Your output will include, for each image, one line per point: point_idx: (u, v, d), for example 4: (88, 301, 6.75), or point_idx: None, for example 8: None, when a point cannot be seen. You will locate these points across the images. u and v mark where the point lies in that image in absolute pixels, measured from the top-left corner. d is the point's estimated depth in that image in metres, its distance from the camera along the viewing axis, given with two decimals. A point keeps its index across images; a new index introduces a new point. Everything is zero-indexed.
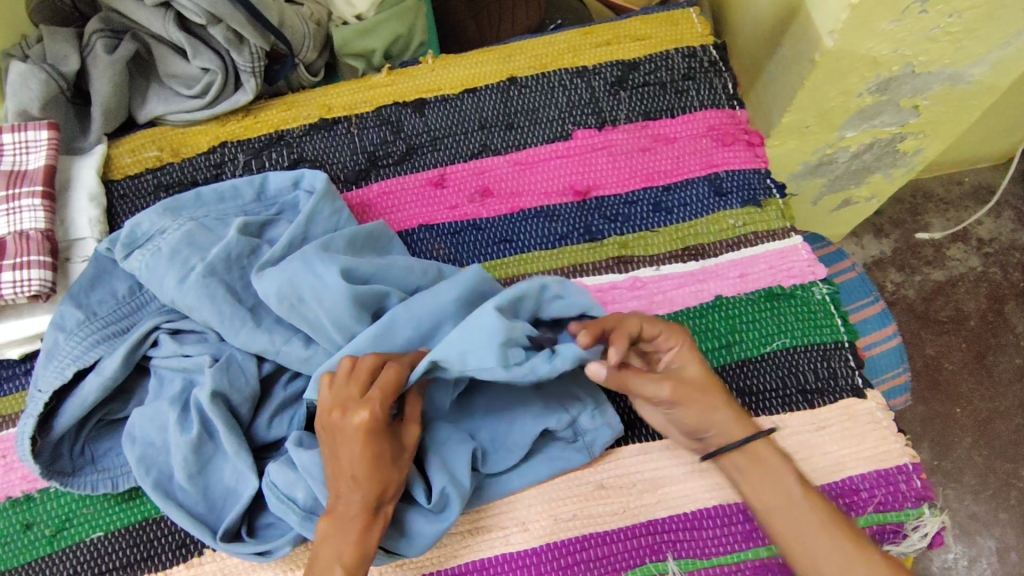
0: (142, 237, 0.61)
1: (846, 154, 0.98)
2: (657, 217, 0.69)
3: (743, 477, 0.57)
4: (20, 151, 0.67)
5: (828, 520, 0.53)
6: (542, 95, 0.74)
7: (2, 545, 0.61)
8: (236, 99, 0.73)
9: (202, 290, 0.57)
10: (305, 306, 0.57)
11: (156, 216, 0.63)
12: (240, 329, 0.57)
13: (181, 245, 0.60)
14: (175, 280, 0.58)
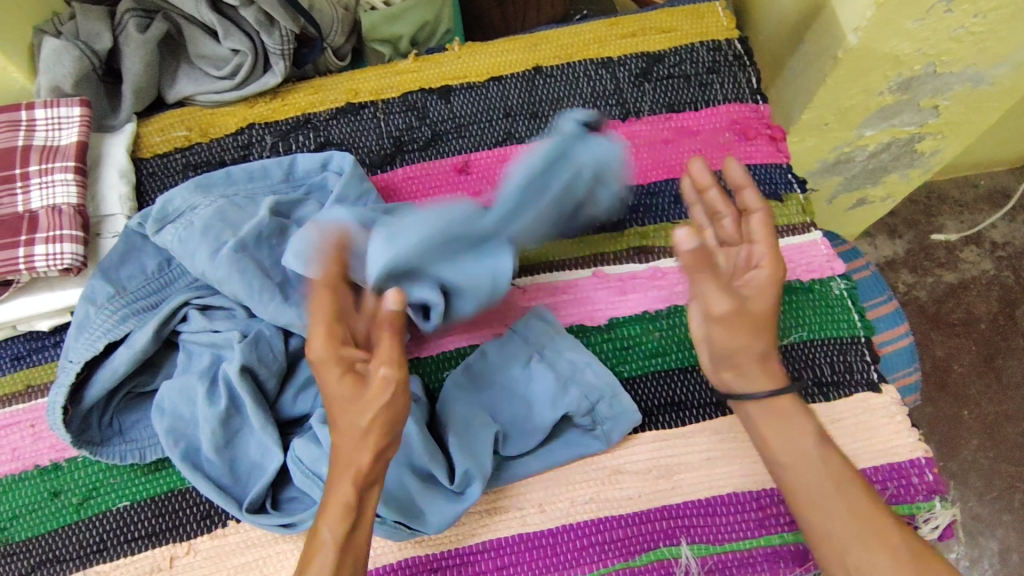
0: (175, 213, 0.64)
1: (864, 153, 0.98)
2: (679, 209, 0.69)
3: (760, 425, 0.58)
4: (52, 127, 0.68)
5: (836, 476, 0.54)
6: (566, 85, 0.74)
7: (31, 511, 0.63)
8: (264, 82, 0.74)
9: (232, 264, 0.58)
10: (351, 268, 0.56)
11: (189, 193, 0.65)
12: (269, 302, 0.59)
13: (213, 221, 0.61)
14: (207, 253, 0.59)
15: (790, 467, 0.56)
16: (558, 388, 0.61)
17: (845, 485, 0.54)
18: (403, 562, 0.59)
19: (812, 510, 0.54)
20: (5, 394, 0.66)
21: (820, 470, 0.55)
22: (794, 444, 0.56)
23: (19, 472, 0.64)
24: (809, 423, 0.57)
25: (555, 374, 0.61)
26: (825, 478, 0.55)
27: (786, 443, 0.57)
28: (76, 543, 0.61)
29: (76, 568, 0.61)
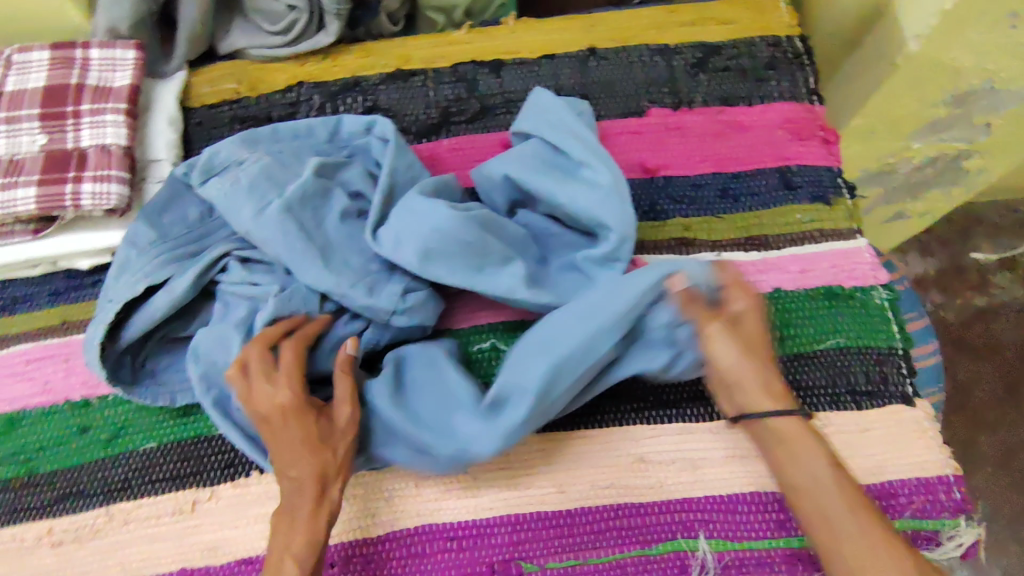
0: (221, 166, 0.64)
1: (908, 166, 0.96)
2: (724, 204, 0.68)
3: (769, 450, 0.54)
4: (106, 68, 0.68)
5: (853, 498, 0.50)
6: (620, 69, 0.73)
7: (57, 444, 0.64)
8: (317, 41, 0.73)
9: (278, 225, 0.57)
10: (436, 259, 0.56)
11: (235, 146, 0.65)
12: (309, 267, 0.57)
13: (260, 179, 0.60)
14: (253, 212, 0.58)
15: (805, 490, 0.51)
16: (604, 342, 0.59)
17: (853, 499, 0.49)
18: (421, 528, 0.60)
19: (827, 533, 0.49)
20: (42, 328, 0.67)
21: (831, 490, 0.50)
22: (807, 461, 0.52)
23: (50, 405, 0.65)
24: (819, 446, 0.53)
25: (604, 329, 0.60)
26: (835, 494, 0.50)
27: (789, 456, 0.53)
28: (101, 479, 0.62)
29: (100, 504, 0.61)
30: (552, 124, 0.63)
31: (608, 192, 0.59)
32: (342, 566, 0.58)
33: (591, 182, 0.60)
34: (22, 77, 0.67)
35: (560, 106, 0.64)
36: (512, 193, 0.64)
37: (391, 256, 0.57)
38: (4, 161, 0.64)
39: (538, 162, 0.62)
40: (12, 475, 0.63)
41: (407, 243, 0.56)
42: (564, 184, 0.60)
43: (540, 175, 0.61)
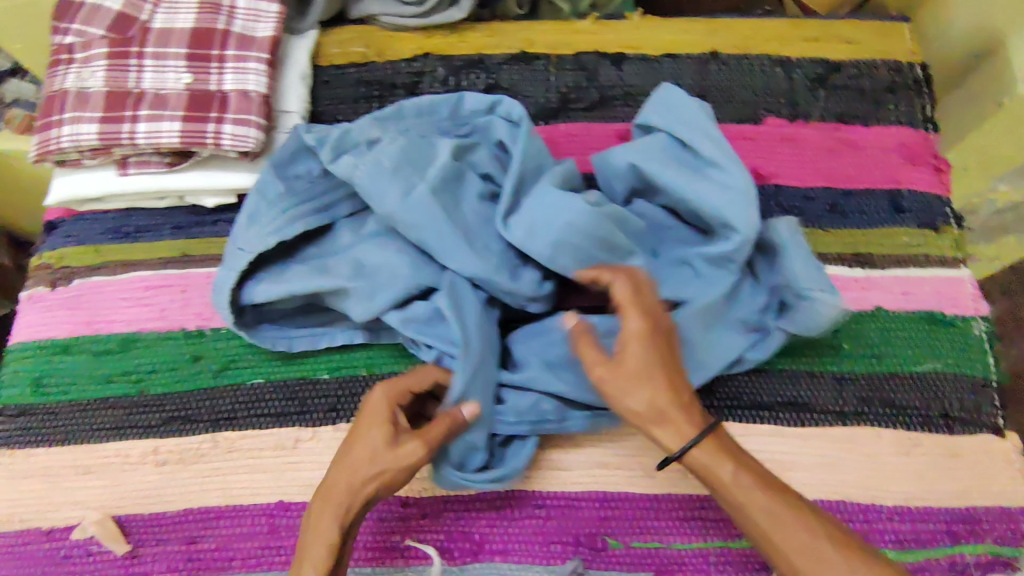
0: (352, 142, 0.64)
1: (991, 207, 0.93)
2: (832, 219, 0.70)
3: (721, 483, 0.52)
4: (251, 18, 0.70)
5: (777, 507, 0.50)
6: (740, 75, 0.74)
7: (169, 369, 0.66)
8: (450, 14, 0.76)
9: (424, 211, 0.60)
10: (569, 244, 0.59)
11: (367, 123, 0.65)
12: (449, 250, 0.60)
13: (403, 162, 0.61)
14: (399, 195, 0.60)
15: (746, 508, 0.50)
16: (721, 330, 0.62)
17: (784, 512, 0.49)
18: (511, 492, 0.62)
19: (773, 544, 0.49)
20: (162, 258, 0.70)
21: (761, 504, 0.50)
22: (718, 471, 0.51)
23: (165, 330, 0.67)
24: (726, 467, 0.51)
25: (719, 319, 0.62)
26: (765, 514, 0.49)
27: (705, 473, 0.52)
28: (209, 406, 0.65)
29: (206, 430, 0.64)
30: (683, 124, 0.64)
31: (742, 199, 0.59)
32: (433, 519, 0.61)
33: (720, 188, 0.60)
34: (170, 16, 0.69)
35: (692, 107, 0.65)
36: (634, 184, 0.65)
37: (526, 246, 0.59)
38: (149, 96, 0.66)
39: (667, 158, 0.63)
40: (124, 393, 0.66)
41: (541, 234, 0.59)
42: (692, 179, 0.61)
43: (671, 176, 0.61)
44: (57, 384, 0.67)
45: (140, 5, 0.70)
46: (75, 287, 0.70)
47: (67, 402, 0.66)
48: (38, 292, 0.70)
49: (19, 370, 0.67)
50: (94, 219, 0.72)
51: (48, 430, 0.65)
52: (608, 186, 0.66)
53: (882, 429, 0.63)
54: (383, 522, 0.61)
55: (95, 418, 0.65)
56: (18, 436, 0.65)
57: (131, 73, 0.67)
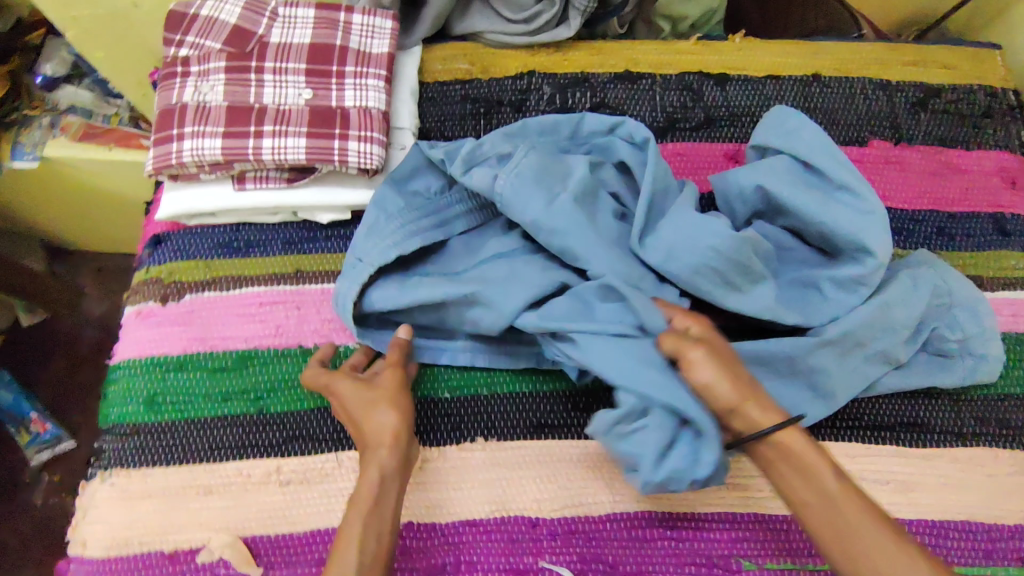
0: (482, 156, 0.65)
1: None
2: (941, 241, 0.71)
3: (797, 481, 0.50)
4: (366, 34, 0.71)
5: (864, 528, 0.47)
6: (843, 98, 0.76)
7: (287, 387, 0.66)
8: (558, 34, 0.76)
9: (567, 221, 0.59)
10: (710, 268, 0.58)
11: (498, 139, 0.66)
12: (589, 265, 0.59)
13: (540, 174, 0.61)
14: (542, 205, 0.60)
15: (826, 532, 0.48)
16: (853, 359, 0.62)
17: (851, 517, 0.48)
18: (641, 514, 0.62)
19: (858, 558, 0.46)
20: (274, 273, 0.69)
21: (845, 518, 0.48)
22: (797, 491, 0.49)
23: (283, 348, 0.67)
24: (830, 478, 0.49)
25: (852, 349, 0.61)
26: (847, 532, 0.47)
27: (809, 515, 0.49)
28: (332, 425, 0.64)
29: (328, 449, 0.64)
30: (808, 148, 0.64)
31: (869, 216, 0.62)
32: (565, 540, 0.61)
33: (853, 209, 0.62)
34: (287, 30, 0.70)
35: (815, 131, 0.66)
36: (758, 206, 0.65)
37: (666, 266, 0.59)
38: (271, 110, 0.67)
39: (794, 180, 0.64)
40: (242, 412, 0.65)
41: (680, 255, 0.59)
42: (825, 202, 0.62)
43: (805, 197, 0.62)
44: (173, 401, 0.66)
45: (259, 20, 0.70)
46: (187, 303, 0.69)
47: (183, 420, 0.65)
48: (148, 308, 0.69)
49: (134, 386, 0.67)
50: (202, 233, 0.71)
51: (164, 449, 0.65)
52: (729, 207, 0.67)
53: (1002, 450, 0.64)
54: (515, 543, 0.61)
55: (213, 437, 0.65)
56: (135, 452, 0.65)
57: (252, 88, 0.67)
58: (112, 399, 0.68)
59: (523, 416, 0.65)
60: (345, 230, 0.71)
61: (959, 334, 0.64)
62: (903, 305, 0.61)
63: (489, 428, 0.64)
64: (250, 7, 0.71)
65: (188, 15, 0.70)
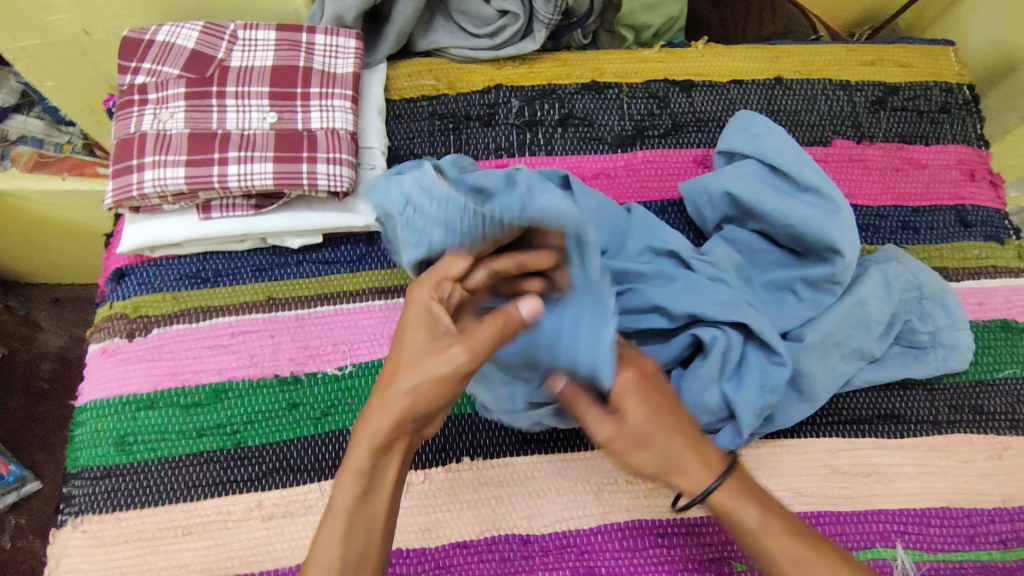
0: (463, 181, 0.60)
1: None
2: (906, 235, 0.73)
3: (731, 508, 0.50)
4: (329, 54, 0.70)
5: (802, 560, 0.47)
6: (805, 99, 0.77)
7: (265, 419, 0.64)
8: (523, 47, 0.76)
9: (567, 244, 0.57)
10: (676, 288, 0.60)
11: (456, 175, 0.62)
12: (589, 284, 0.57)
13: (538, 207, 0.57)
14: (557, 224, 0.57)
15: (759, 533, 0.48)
16: (836, 357, 0.62)
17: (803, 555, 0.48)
18: (631, 523, 0.62)
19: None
20: (246, 302, 0.68)
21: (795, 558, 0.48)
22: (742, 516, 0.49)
23: (258, 378, 0.65)
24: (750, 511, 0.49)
25: (834, 346, 0.62)
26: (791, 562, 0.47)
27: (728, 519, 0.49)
28: (312, 454, 0.63)
29: (310, 480, 0.62)
30: (775, 152, 0.65)
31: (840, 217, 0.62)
32: (557, 555, 0.60)
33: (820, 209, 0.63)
34: (248, 53, 0.68)
35: (777, 131, 0.67)
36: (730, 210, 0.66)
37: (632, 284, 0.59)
38: (235, 136, 0.65)
39: (762, 186, 0.64)
40: (218, 447, 0.63)
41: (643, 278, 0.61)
42: (794, 205, 0.63)
43: (775, 203, 0.63)
44: (146, 440, 0.64)
45: (216, 43, 0.68)
46: (156, 337, 0.67)
47: (157, 459, 0.63)
48: (114, 345, 0.67)
49: (103, 427, 0.64)
50: (169, 264, 0.69)
51: (138, 490, 0.63)
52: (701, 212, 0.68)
53: (975, 435, 0.66)
54: (507, 561, 0.60)
55: (189, 474, 0.63)
56: (106, 496, 0.63)
57: (214, 113, 0.66)
58: (79, 442, 0.65)
59: (507, 432, 0.64)
60: (317, 253, 0.70)
61: (931, 325, 0.66)
62: (875, 301, 0.63)
63: (475, 446, 0.63)
64: (208, 30, 0.69)
65: (144, 40, 0.68)
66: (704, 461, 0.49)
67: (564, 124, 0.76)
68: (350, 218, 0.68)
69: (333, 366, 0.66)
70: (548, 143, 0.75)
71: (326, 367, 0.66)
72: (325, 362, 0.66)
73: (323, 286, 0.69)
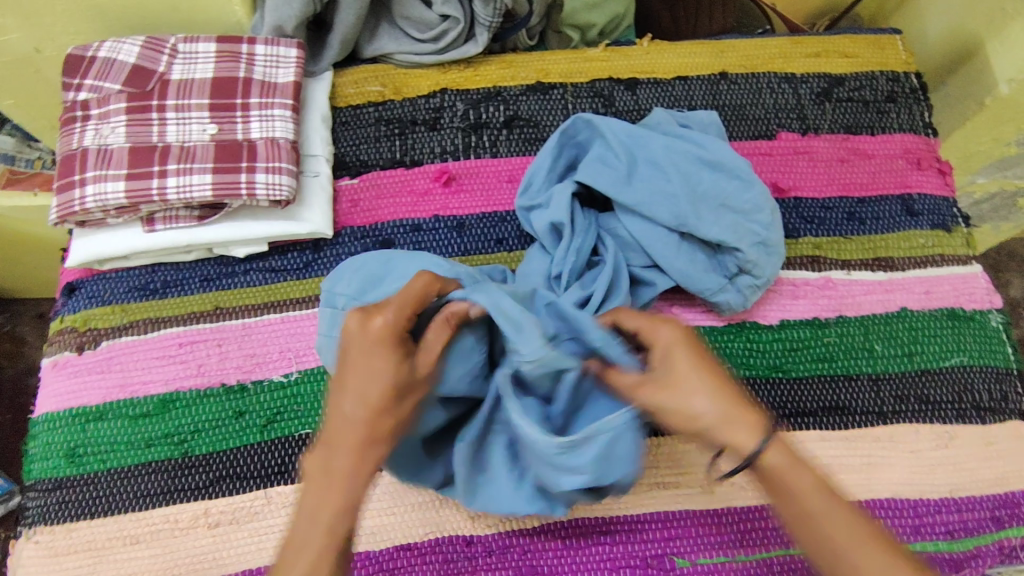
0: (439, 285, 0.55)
1: (969, 200, 0.95)
2: (852, 226, 0.73)
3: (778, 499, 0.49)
4: (270, 64, 0.71)
5: (856, 529, 0.47)
6: (750, 93, 0.78)
7: (212, 427, 0.65)
8: (465, 50, 0.77)
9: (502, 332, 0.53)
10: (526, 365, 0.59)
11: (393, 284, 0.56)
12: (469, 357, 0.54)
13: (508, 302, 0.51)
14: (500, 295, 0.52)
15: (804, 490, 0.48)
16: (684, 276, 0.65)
17: (837, 504, 0.48)
18: (576, 521, 0.62)
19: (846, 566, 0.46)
20: (193, 312, 0.69)
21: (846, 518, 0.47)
22: (794, 479, 0.48)
23: (205, 388, 0.66)
24: (800, 474, 0.48)
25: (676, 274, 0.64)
26: (839, 524, 0.47)
27: (772, 479, 0.49)
28: (257, 462, 0.64)
29: (256, 487, 0.63)
30: (712, 153, 0.64)
31: (767, 247, 0.64)
32: (499, 555, 0.61)
33: (755, 227, 0.63)
34: (188, 66, 0.70)
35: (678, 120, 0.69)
36: (618, 173, 0.64)
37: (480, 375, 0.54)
38: (175, 149, 0.66)
39: (672, 162, 0.64)
40: (167, 456, 0.64)
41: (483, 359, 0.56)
42: (684, 177, 0.63)
43: (672, 186, 0.63)
44: (95, 452, 0.65)
45: (158, 57, 0.69)
46: (105, 349, 0.68)
47: (105, 470, 0.64)
48: (64, 358, 0.68)
49: (54, 440, 0.65)
50: (118, 277, 0.70)
51: (88, 501, 0.63)
52: (570, 157, 0.69)
53: (921, 424, 0.66)
54: (450, 563, 0.61)
55: (138, 484, 0.64)
56: (57, 508, 0.63)
57: (154, 127, 0.67)
58: (33, 455, 0.66)
59: None
60: (263, 262, 0.71)
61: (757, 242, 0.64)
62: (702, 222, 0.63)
63: None
64: (148, 44, 0.70)
65: (86, 57, 0.69)
66: (745, 427, 0.48)
67: (510, 126, 0.76)
68: (293, 225, 0.69)
69: (279, 373, 0.66)
70: (494, 145, 0.75)
71: (272, 375, 0.66)
72: (270, 370, 0.66)
73: (269, 294, 0.69)
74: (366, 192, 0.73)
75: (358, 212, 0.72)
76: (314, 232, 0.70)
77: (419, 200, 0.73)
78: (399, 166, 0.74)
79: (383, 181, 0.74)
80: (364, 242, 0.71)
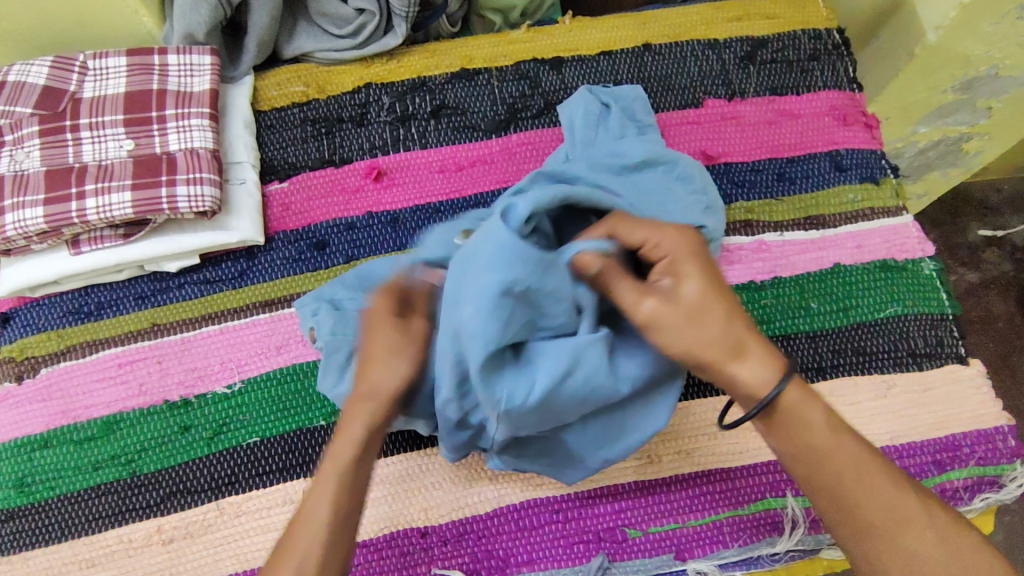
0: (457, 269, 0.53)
1: (912, 150, 0.95)
2: (782, 186, 0.73)
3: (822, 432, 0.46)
4: (184, 73, 0.70)
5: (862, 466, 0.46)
6: (674, 63, 0.78)
7: (160, 444, 0.65)
8: (385, 43, 0.76)
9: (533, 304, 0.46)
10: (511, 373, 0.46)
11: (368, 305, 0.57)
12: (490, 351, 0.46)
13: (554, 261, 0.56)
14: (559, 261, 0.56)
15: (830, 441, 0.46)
16: None
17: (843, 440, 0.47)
18: (528, 502, 0.63)
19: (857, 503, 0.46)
20: (130, 332, 0.68)
21: (853, 456, 0.46)
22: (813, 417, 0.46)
23: (148, 406, 0.66)
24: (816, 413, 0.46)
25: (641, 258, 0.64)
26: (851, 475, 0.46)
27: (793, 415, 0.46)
28: (207, 474, 0.64)
29: (208, 499, 0.63)
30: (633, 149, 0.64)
31: (711, 209, 0.66)
32: (455, 543, 0.61)
33: (695, 198, 0.65)
34: (100, 83, 0.69)
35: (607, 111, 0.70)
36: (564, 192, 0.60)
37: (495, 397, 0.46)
38: (92, 168, 0.65)
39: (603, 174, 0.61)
40: (117, 477, 0.64)
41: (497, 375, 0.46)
42: (629, 187, 0.61)
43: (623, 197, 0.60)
44: (43, 480, 0.64)
45: (68, 77, 0.68)
46: (44, 376, 0.67)
47: (56, 497, 0.64)
48: (4, 390, 0.67)
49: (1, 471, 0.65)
50: (51, 303, 0.69)
51: (40, 530, 0.63)
52: None
53: (860, 376, 0.67)
54: (407, 555, 0.61)
55: (90, 508, 0.63)
56: (10, 539, 0.63)
57: (69, 148, 0.66)
58: None
59: (398, 430, 0.65)
60: (197, 274, 0.70)
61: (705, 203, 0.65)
62: (655, 198, 0.62)
63: None
64: (57, 64, 0.68)
65: None
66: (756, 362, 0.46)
67: (437, 116, 0.75)
68: (223, 235, 0.69)
69: (222, 385, 0.66)
70: (423, 136, 0.75)
71: (215, 387, 0.66)
72: (213, 383, 0.66)
73: (206, 306, 0.69)
74: (297, 194, 0.73)
75: (290, 216, 0.72)
76: (245, 240, 0.69)
77: (351, 198, 0.73)
78: (328, 166, 0.73)
79: (313, 182, 0.73)
80: (298, 245, 0.71)
